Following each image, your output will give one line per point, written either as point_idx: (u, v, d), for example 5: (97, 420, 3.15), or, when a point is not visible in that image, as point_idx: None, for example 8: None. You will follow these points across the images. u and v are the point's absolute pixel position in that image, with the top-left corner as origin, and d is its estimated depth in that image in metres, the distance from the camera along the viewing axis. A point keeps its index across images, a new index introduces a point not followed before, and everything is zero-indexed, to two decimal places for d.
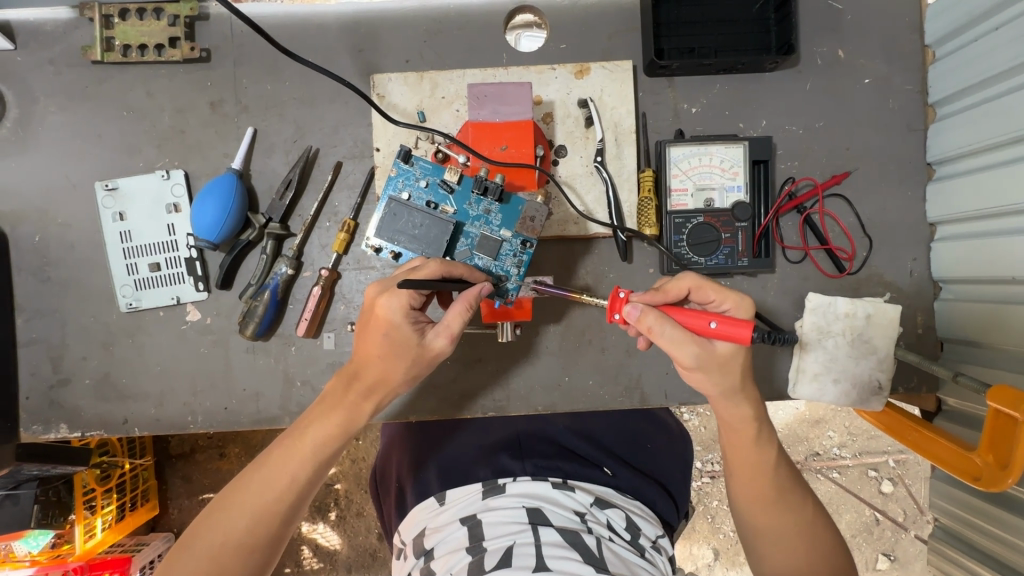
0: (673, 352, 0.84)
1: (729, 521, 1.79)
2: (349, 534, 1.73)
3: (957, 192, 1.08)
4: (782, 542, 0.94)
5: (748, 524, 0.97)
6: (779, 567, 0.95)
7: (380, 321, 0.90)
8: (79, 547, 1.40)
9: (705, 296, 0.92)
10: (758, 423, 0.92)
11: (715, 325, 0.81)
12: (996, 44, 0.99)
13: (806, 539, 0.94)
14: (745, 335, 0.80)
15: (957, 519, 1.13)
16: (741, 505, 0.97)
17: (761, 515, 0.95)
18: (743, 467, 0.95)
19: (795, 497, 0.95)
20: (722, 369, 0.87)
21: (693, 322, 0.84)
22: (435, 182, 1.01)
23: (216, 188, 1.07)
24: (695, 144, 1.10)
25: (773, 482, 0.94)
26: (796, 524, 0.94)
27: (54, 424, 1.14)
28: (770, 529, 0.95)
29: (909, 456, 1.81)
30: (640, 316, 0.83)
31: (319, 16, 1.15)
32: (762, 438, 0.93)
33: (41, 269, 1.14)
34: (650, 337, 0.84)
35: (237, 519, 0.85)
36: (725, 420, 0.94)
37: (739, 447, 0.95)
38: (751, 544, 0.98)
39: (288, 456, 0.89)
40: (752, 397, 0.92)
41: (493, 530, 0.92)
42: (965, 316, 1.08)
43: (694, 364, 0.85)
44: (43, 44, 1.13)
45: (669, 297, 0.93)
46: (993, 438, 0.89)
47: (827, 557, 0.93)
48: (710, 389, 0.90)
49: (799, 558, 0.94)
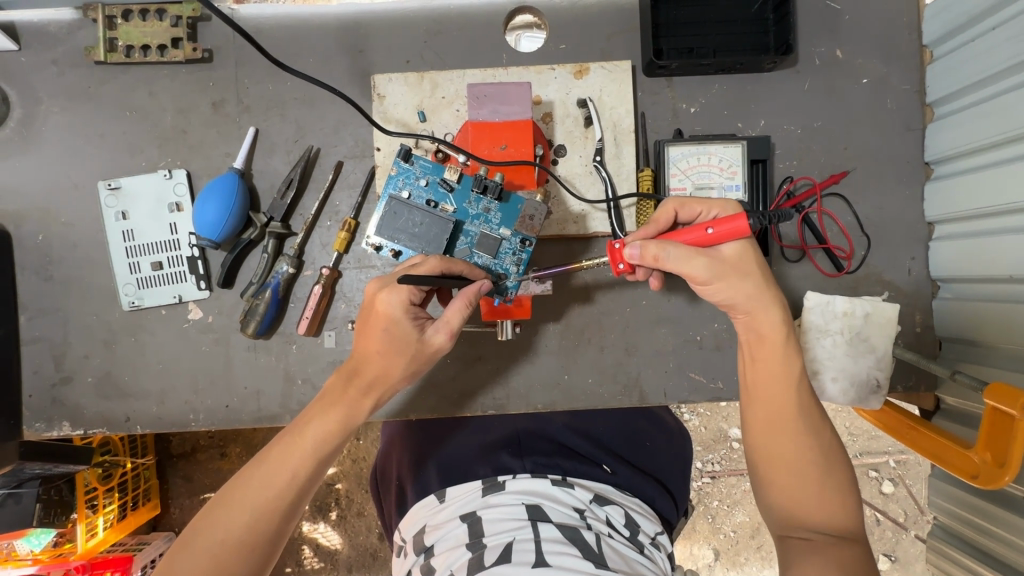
0: (686, 271, 0.88)
1: (729, 521, 1.80)
2: (349, 534, 1.74)
3: (954, 190, 1.09)
4: (794, 464, 0.88)
5: (760, 445, 0.91)
6: (790, 487, 0.87)
7: (380, 316, 0.92)
8: (81, 546, 1.41)
9: (692, 211, 0.94)
10: (786, 332, 0.92)
11: (714, 230, 0.86)
12: (992, 43, 0.99)
13: (823, 463, 0.88)
14: (741, 226, 0.84)
15: (955, 518, 1.13)
16: (752, 427, 0.92)
17: (777, 432, 0.89)
18: (762, 382, 0.92)
19: (813, 422, 0.90)
20: (737, 272, 0.90)
21: (692, 236, 0.87)
22: (435, 181, 1.01)
23: (218, 188, 1.08)
24: (693, 144, 1.11)
25: (793, 399, 0.90)
26: (813, 446, 0.88)
27: (56, 422, 1.14)
28: (784, 448, 0.88)
29: (909, 456, 1.81)
30: (642, 251, 0.86)
31: (321, 17, 1.16)
32: (788, 352, 0.92)
33: (44, 268, 1.15)
34: (660, 266, 0.87)
35: (238, 517, 0.85)
36: (751, 329, 0.93)
37: (762, 359, 0.93)
38: (758, 471, 0.91)
39: (288, 451, 0.90)
40: (780, 302, 0.92)
41: (493, 527, 0.92)
42: (963, 315, 1.08)
43: (710, 275, 0.88)
44: (47, 45, 1.14)
45: (662, 224, 0.94)
46: (990, 436, 0.89)
47: (839, 493, 0.87)
48: (734, 299, 0.91)
49: (810, 487, 0.87)
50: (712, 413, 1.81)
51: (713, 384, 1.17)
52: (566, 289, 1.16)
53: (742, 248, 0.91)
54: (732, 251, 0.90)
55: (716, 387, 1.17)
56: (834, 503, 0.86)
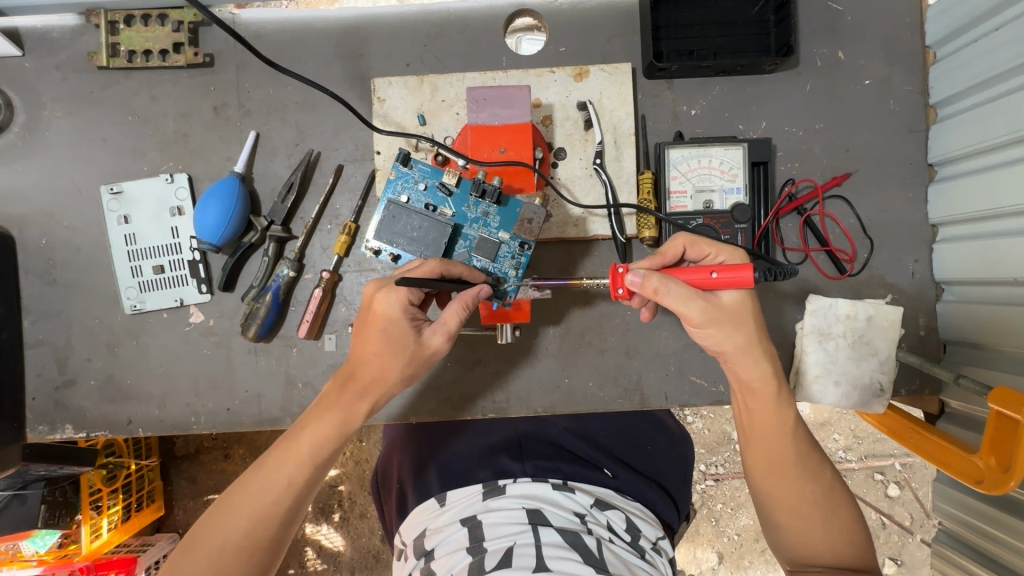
0: (681, 310, 0.85)
1: (733, 524, 1.79)
2: (352, 536, 1.74)
3: (957, 192, 1.08)
4: (797, 509, 0.90)
5: (762, 493, 0.93)
6: (795, 533, 0.90)
7: (379, 316, 0.92)
8: (85, 547, 1.42)
9: (700, 252, 0.93)
10: (776, 382, 0.90)
11: (717, 275, 0.83)
12: (996, 44, 0.99)
13: (824, 505, 0.90)
14: (747, 277, 0.81)
15: (958, 522, 1.12)
16: (753, 470, 0.93)
17: (777, 479, 0.90)
18: (760, 430, 0.91)
19: (811, 460, 0.91)
20: (731, 321, 0.87)
21: (694, 277, 0.85)
22: (434, 185, 1.02)
23: (218, 192, 1.08)
24: (694, 147, 1.10)
25: (792, 445, 0.90)
26: (814, 490, 0.90)
27: (59, 425, 1.15)
28: (788, 494, 0.90)
29: (915, 459, 1.80)
30: (643, 281, 0.83)
31: (320, 21, 1.16)
32: (779, 400, 0.91)
33: (48, 272, 1.16)
34: (656, 299, 0.84)
35: (236, 523, 0.86)
36: (739, 377, 0.92)
37: (757, 408, 0.91)
38: (767, 513, 0.93)
39: (285, 458, 0.90)
40: (772, 354, 0.91)
41: (494, 531, 0.92)
42: (968, 318, 1.07)
43: (704, 318, 0.85)
44: (51, 50, 1.15)
45: (668, 259, 0.93)
46: (994, 441, 0.88)
47: (841, 529, 0.89)
48: (722, 346, 0.89)
49: (814, 528, 0.89)
50: (716, 415, 1.80)
51: (715, 387, 1.16)
52: (567, 291, 1.16)
53: (742, 297, 0.88)
54: (732, 300, 0.87)
55: (718, 390, 1.16)
56: (838, 537, 0.89)
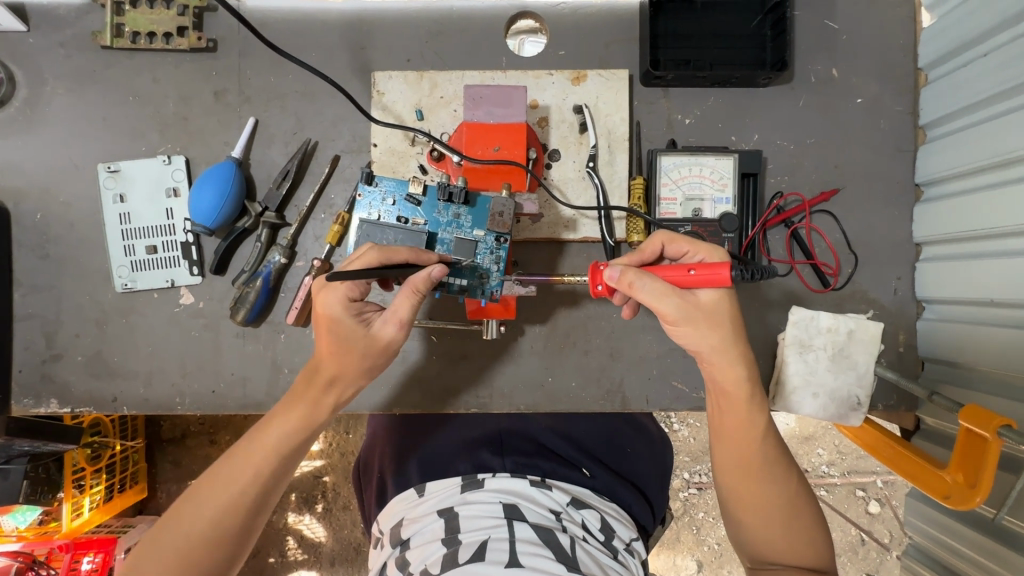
0: (655, 307, 0.86)
1: (714, 533, 1.80)
2: (334, 527, 1.75)
3: (943, 213, 1.10)
4: (763, 509, 0.90)
5: (728, 490, 0.93)
6: (757, 533, 0.90)
7: (323, 316, 0.94)
8: (65, 525, 1.42)
9: (679, 249, 0.94)
10: (750, 386, 0.91)
11: (695, 273, 0.84)
12: (985, 68, 1.01)
13: (789, 510, 0.90)
14: (723, 276, 0.82)
15: (929, 538, 1.13)
16: (722, 467, 0.94)
17: (744, 480, 0.91)
18: (731, 429, 0.92)
19: (781, 466, 0.91)
20: (705, 313, 0.87)
21: (673, 274, 0.86)
22: (401, 198, 1.02)
23: (215, 175, 1.09)
24: (686, 155, 1.12)
25: (760, 449, 0.91)
26: (780, 495, 0.90)
27: (44, 399, 1.16)
28: (753, 495, 0.90)
29: (897, 477, 1.81)
30: (620, 275, 0.86)
31: (325, 12, 1.17)
32: (752, 402, 0.91)
33: (41, 247, 1.17)
34: (630, 293, 0.86)
35: (201, 517, 0.85)
36: (714, 378, 0.93)
37: (728, 409, 0.92)
38: (731, 507, 0.93)
39: (249, 449, 0.90)
40: (747, 360, 0.91)
41: (469, 524, 0.93)
42: (947, 337, 1.09)
43: (677, 316, 0.86)
44: (55, 27, 1.16)
45: (646, 257, 0.95)
46: (962, 458, 0.90)
47: (806, 534, 0.89)
48: (699, 346, 0.90)
49: (777, 530, 0.89)
50: (701, 424, 1.81)
51: (695, 393, 1.18)
52: (554, 291, 1.18)
53: (721, 296, 0.88)
54: (709, 298, 0.88)
55: (698, 397, 1.17)
56: (801, 541, 0.89)
